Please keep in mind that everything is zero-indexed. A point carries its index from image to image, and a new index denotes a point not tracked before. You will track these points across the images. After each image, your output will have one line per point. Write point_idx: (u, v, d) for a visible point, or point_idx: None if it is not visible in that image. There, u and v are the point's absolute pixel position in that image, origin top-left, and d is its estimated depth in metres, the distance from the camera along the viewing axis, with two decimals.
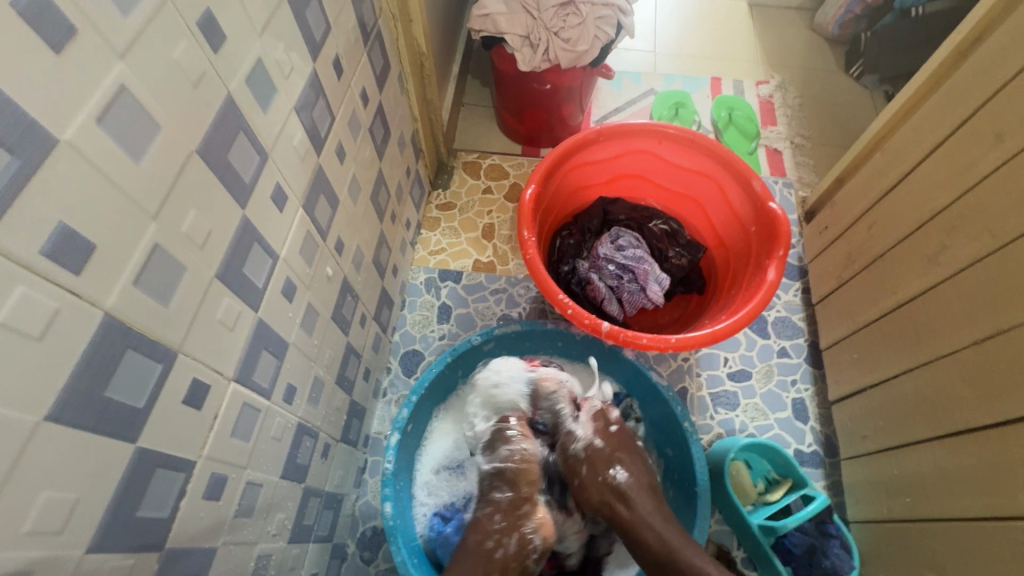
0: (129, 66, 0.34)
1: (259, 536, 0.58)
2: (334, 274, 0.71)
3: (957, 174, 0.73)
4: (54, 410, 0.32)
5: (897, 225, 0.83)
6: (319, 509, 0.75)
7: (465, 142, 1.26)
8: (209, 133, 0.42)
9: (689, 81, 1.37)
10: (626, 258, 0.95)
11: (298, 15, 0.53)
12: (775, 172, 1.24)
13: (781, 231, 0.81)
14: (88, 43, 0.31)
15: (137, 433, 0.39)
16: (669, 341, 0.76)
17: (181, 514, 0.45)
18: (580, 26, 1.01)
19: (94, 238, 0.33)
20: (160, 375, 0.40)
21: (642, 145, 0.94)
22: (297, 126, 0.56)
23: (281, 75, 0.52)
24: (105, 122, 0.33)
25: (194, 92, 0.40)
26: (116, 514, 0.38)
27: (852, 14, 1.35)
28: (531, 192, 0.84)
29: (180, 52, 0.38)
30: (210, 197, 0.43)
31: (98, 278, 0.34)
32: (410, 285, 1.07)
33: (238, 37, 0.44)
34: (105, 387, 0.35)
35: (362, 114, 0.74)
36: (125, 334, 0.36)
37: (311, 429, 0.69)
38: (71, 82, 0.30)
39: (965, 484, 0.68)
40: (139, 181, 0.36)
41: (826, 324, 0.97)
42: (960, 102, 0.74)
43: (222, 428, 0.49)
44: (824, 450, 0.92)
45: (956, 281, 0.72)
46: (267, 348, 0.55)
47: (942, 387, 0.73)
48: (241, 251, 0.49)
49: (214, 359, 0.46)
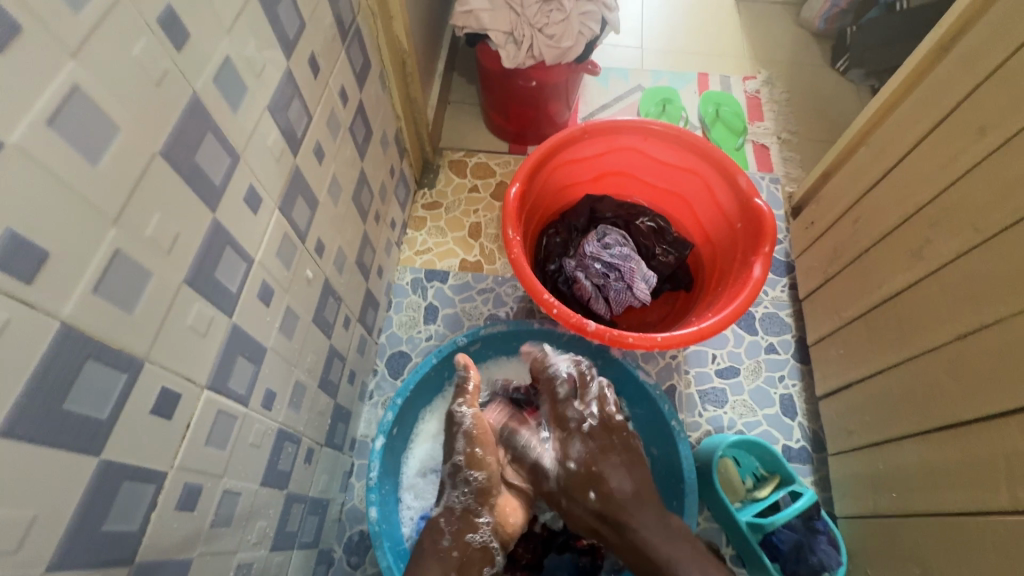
0: (83, 64, 0.33)
1: (239, 545, 0.57)
2: (314, 276, 0.70)
3: (940, 168, 0.73)
4: (7, 424, 0.31)
5: (881, 219, 0.83)
6: (303, 515, 0.74)
7: (451, 141, 1.25)
8: (174, 134, 0.41)
9: (676, 77, 1.36)
10: (613, 256, 0.94)
11: (269, 10, 0.52)
12: (762, 167, 1.24)
13: (767, 227, 0.81)
14: (34, 39, 0.30)
15: (100, 446, 0.37)
16: (655, 340, 0.76)
17: (152, 527, 0.43)
18: (564, 22, 1.00)
19: (47, 244, 0.32)
20: (125, 385, 0.39)
21: (627, 142, 0.94)
22: (272, 126, 0.55)
23: (253, 73, 0.50)
24: (57, 123, 0.32)
25: (157, 90, 0.39)
26: (80, 527, 0.36)
27: (837, 8, 1.35)
28: (515, 190, 0.83)
29: (140, 49, 0.36)
30: (176, 201, 0.42)
31: (52, 285, 0.33)
32: (396, 285, 1.06)
33: (203, 34, 0.43)
34: (63, 400, 0.34)
35: (342, 113, 0.73)
36: (84, 343, 0.35)
37: (293, 434, 0.68)
38: (16, 79, 0.29)
39: (951, 478, 0.68)
40: (96, 185, 0.35)
41: (813, 319, 0.97)
42: (945, 92, 0.74)
43: (196, 437, 0.47)
44: (812, 445, 0.92)
45: (941, 275, 0.72)
46: (243, 354, 0.54)
47: (928, 382, 0.73)
48: (213, 255, 0.48)
49: (184, 367, 0.45)
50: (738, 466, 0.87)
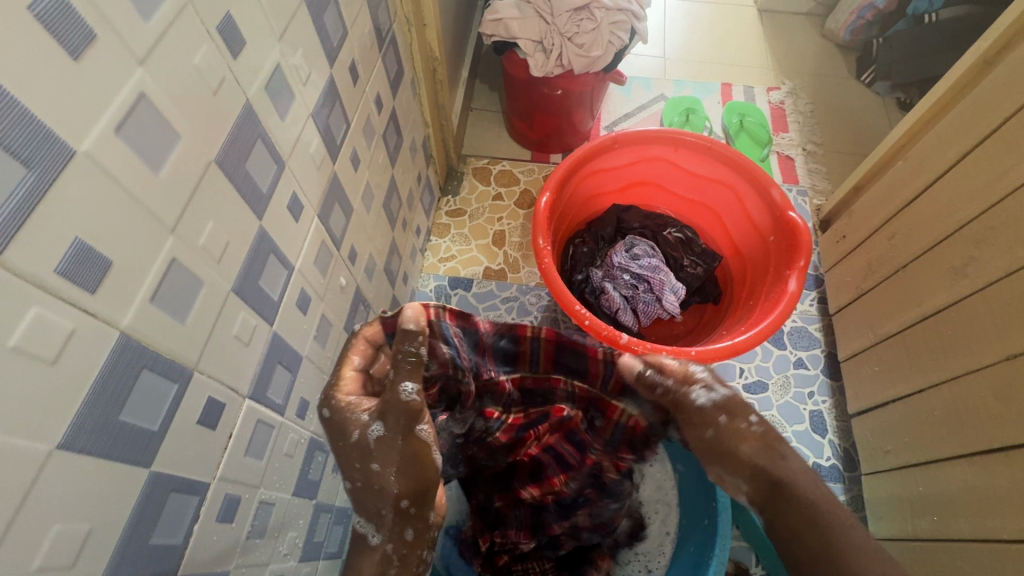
0: (149, 72, 0.32)
1: (271, 556, 0.56)
2: (347, 283, 0.69)
3: (986, 184, 0.72)
4: (66, 438, 0.30)
5: (921, 235, 0.82)
6: (330, 525, 0.73)
7: (474, 148, 1.25)
8: (228, 141, 0.41)
9: (700, 87, 1.36)
10: (642, 267, 0.92)
11: (316, 19, 0.52)
12: (787, 179, 1.23)
13: (802, 241, 0.79)
14: (108, 47, 0.29)
15: (151, 458, 0.37)
16: (689, 354, 0.74)
17: (195, 539, 0.42)
18: (594, 31, 1.00)
19: (111, 254, 0.31)
20: (176, 396, 0.38)
21: (658, 153, 0.93)
22: (314, 133, 0.54)
23: (299, 81, 0.50)
24: (124, 131, 0.31)
25: (214, 98, 0.38)
26: (131, 540, 0.36)
27: (863, 20, 1.34)
28: (546, 200, 0.82)
29: (200, 57, 0.36)
30: (227, 208, 0.42)
31: (115, 296, 0.32)
32: (420, 292, 1.06)
33: (258, 42, 0.42)
34: (120, 411, 0.34)
35: (376, 120, 0.73)
36: (140, 353, 0.34)
37: (323, 444, 0.67)
38: (88, 88, 0.29)
39: (1000, 503, 0.66)
40: (156, 194, 0.34)
41: (844, 336, 0.96)
42: (992, 107, 0.72)
43: (236, 447, 0.47)
44: (843, 464, 0.91)
45: (986, 294, 0.70)
46: (282, 362, 0.53)
47: (972, 404, 0.71)
48: (258, 262, 0.47)
49: (229, 377, 0.44)
50: None
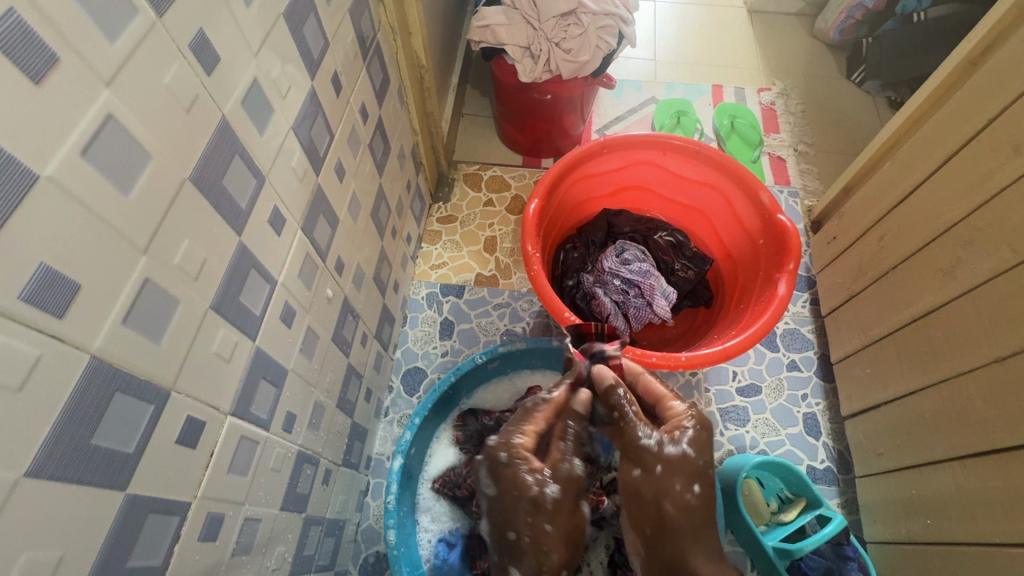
0: (117, 93, 0.32)
1: (258, 572, 0.56)
2: (334, 294, 0.69)
3: (973, 185, 0.72)
4: (34, 464, 0.30)
5: (910, 236, 0.81)
6: (320, 537, 0.72)
7: (465, 154, 1.24)
8: (202, 158, 0.40)
9: (690, 89, 1.35)
10: (632, 272, 0.92)
11: (296, 31, 0.51)
12: (779, 180, 1.23)
13: (792, 244, 0.79)
14: (70, 70, 0.29)
15: (126, 480, 0.36)
16: (679, 359, 0.73)
17: (176, 559, 0.42)
18: (581, 37, 1.00)
19: (79, 277, 0.31)
20: (152, 417, 0.38)
21: (647, 157, 0.93)
22: (295, 145, 0.54)
23: (279, 94, 0.50)
24: (90, 154, 0.31)
25: (188, 116, 0.38)
26: (106, 565, 0.35)
27: (853, 19, 1.33)
28: (535, 206, 0.82)
29: (171, 76, 0.36)
30: (203, 224, 0.41)
31: (83, 319, 0.32)
32: (411, 300, 1.05)
33: (233, 57, 0.42)
34: (91, 435, 0.33)
35: (362, 130, 0.72)
36: (113, 375, 0.34)
37: (312, 456, 0.67)
38: (49, 111, 0.28)
39: (992, 506, 0.65)
40: (127, 216, 0.34)
41: (837, 337, 0.95)
42: (978, 107, 0.72)
43: (218, 465, 0.46)
44: (837, 466, 0.90)
45: (975, 295, 0.70)
46: (265, 377, 0.53)
47: (964, 406, 0.70)
48: (239, 278, 0.47)
49: (209, 395, 0.44)
50: (762, 487, 0.85)
